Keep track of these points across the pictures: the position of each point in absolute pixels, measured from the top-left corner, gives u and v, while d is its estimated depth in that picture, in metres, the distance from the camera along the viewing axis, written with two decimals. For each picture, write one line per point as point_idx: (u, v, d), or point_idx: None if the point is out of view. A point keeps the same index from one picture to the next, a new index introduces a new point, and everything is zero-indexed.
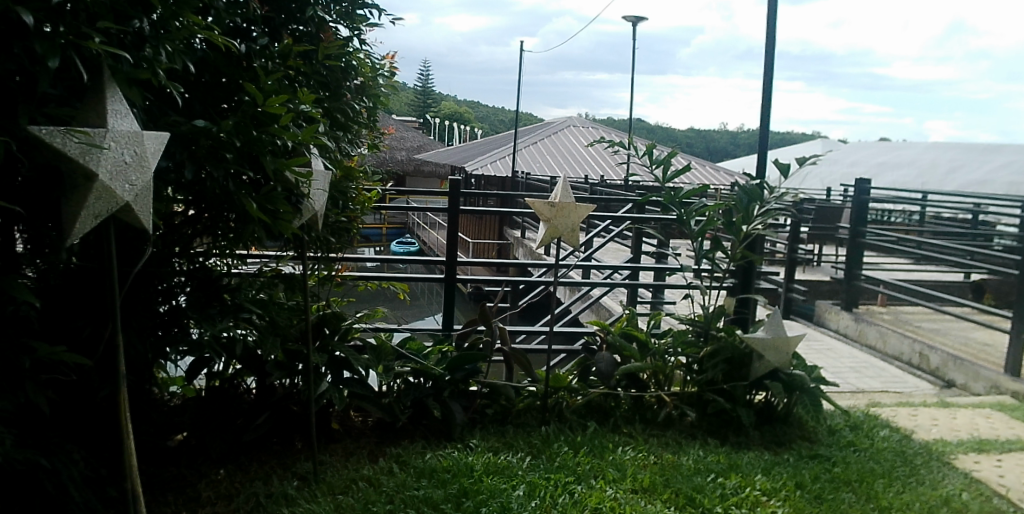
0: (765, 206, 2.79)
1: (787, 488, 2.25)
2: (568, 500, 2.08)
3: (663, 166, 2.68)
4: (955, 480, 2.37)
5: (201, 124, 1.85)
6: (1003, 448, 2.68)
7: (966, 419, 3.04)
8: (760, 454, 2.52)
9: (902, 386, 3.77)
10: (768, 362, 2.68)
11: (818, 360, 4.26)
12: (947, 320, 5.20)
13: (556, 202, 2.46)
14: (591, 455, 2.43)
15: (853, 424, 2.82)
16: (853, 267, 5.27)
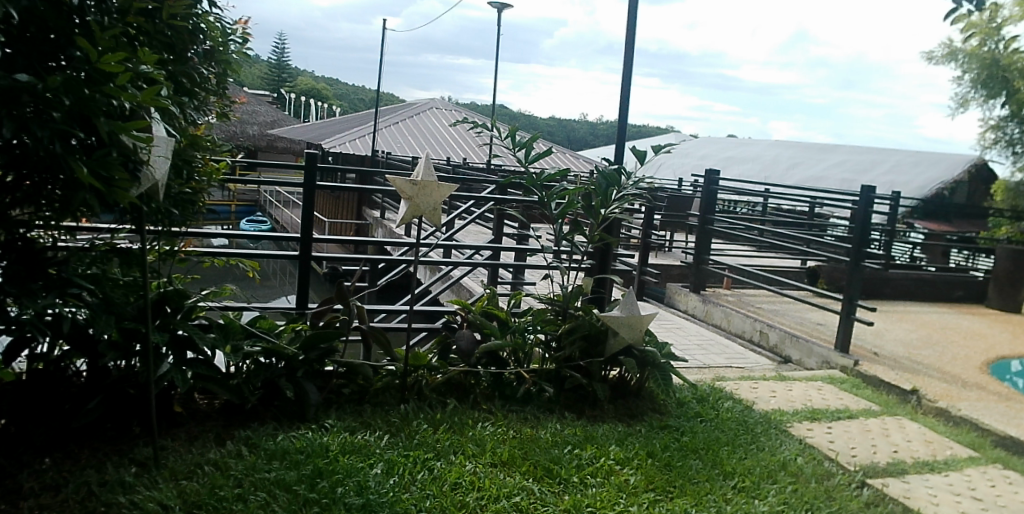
0: (622, 191, 2.85)
1: (638, 457, 2.39)
2: (427, 476, 2.13)
3: (527, 149, 2.59)
4: (791, 446, 2.58)
5: (25, 77, 1.65)
6: (832, 417, 2.96)
7: (801, 391, 3.33)
8: (614, 426, 2.63)
9: (743, 361, 4.08)
10: (622, 339, 2.72)
11: (668, 337, 4.53)
12: (785, 302, 5.68)
13: (419, 181, 2.43)
14: (450, 432, 2.45)
15: (699, 396, 3.02)
16: (701, 253, 5.64)
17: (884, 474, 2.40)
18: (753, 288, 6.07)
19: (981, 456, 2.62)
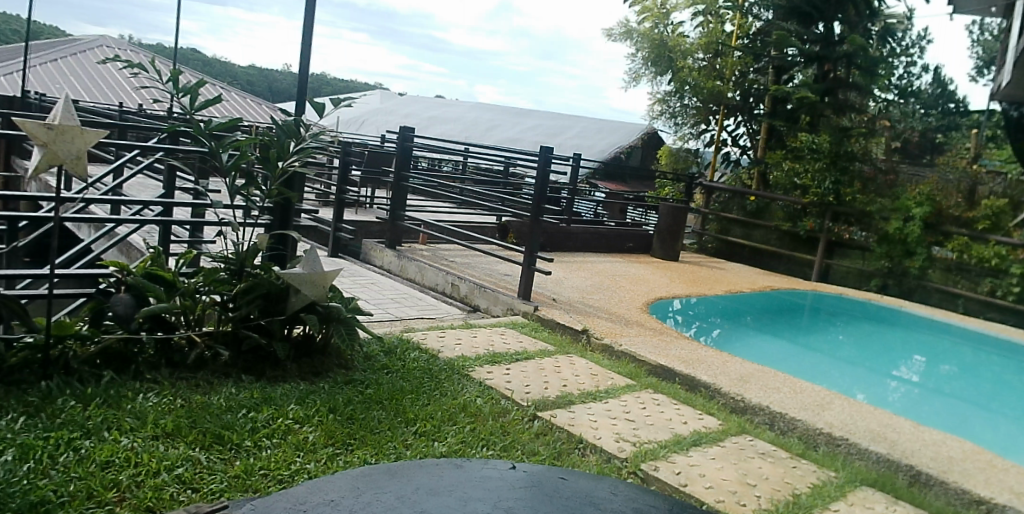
0: (301, 143, 2.76)
1: (320, 414, 2.32)
2: (71, 458, 1.83)
3: (191, 94, 2.57)
4: (472, 389, 2.66)
5: None
6: (511, 359, 3.08)
7: (485, 336, 3.42)
8: (295, 385, 2.53)
9: (434, 311, 4.06)
10: (304, 296, 2.63)
11: (360, 294, 4.23)
12: (478, 257, 5.70)
13: (55, 124, 2.16)
14: (104, 407, 2.17)
15: (388, 349, 3.01)
16: (397, 207, 5.37)
17: (553, 407, 2.59)
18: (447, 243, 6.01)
19: (636, 382, 3.00)
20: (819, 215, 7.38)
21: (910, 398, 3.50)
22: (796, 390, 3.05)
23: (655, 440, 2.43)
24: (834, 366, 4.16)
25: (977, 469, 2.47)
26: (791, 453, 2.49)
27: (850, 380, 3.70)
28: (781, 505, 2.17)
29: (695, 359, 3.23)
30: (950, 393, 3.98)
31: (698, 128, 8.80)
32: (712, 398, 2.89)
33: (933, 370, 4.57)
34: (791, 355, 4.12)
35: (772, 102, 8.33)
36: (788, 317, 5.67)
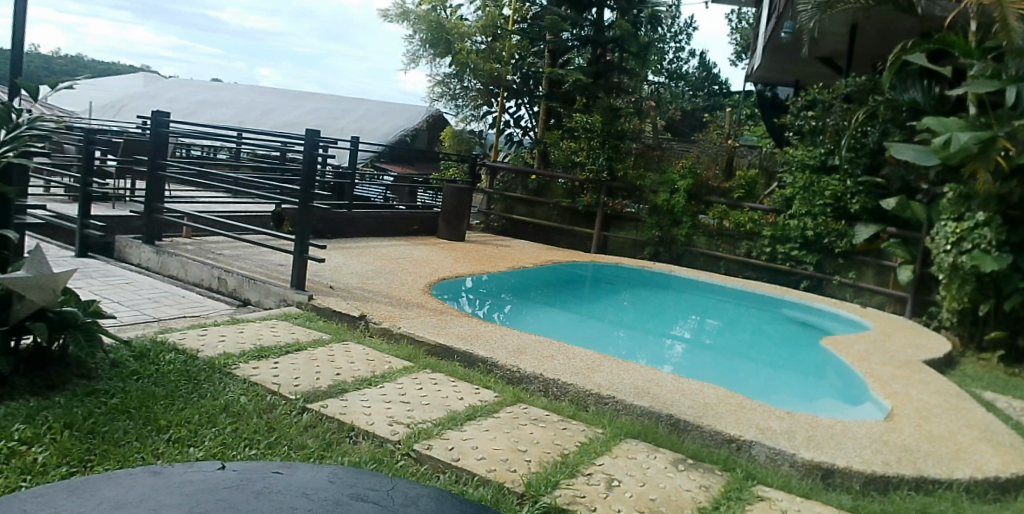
0: (14, 130, 2.49)
1: (52, 431, 2.04)
2: None
3: None
4: (234, 387, 2.51)
5: None
6: (279, 352, 2.94)
7: (252, 330, 3.23)
8: (22, 403, 2.23)
9: (198, 309, 3.77)
10: (32, 302, 2.33)
11: (110, 297, 3.75)
12: (251, 248, 5.34)
13: None
14: None
15: (139, 354, 2.75)
16: (155, 198, 4.83)
17: (323, 397, 2.54)
18: (214, 237, 5.50)
19: (413, 363, 3.03)
20: (595, 191, 8.45)
21: (684, 360, 4.04)
22: (570, 355, 3.30)
23: (430, 420, 2.45)
24: (614, 333, 4.59)
25: (728, 409, 2.86)
26: (564, 416, 2.67)
27: (630, 348, 4.13)
28: (548, 467, 2.27)
29: (471, 335, 3.37)
30: (715, 347, 4.65)
31: (478, 110, 9.64)
32: (489, 373, 2.99)
33: (702, 327, 5.29)
34: (578, 330, 4.48)
35: (548, 85, 9.42)
36: (578, 292, 6.18)
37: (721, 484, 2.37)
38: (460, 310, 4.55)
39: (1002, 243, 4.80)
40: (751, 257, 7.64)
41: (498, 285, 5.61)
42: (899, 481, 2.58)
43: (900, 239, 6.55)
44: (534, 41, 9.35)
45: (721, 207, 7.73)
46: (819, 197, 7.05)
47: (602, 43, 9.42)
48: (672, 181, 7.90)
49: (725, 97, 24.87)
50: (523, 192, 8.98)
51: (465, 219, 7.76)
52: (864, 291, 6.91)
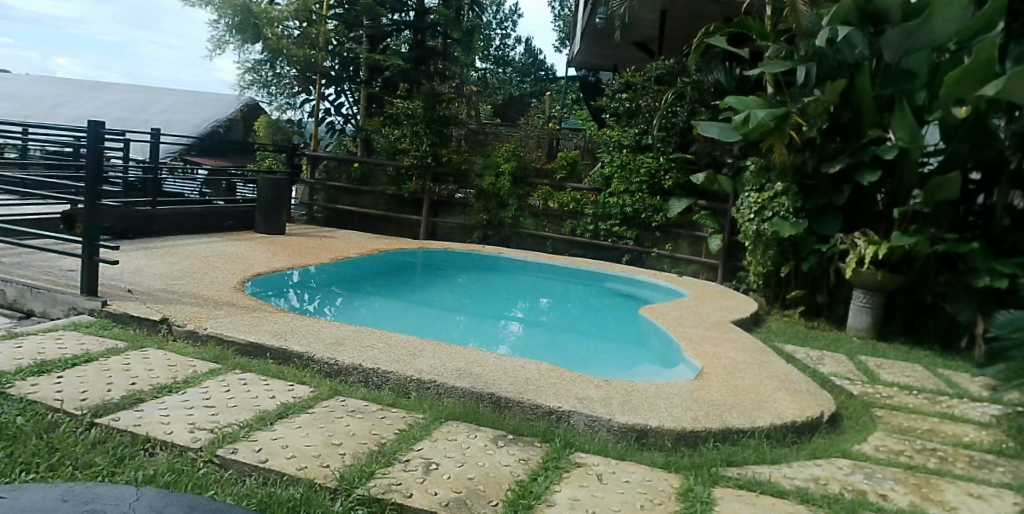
0: None
1: None
2: None
3: None
4: (10, 409, 2.31)
5: None
6: (63, 365, 2.76)
7: (33, 345, 3.01)
8: None
9: None
10: None
11: None
12: (34, 255, 4.90)
13: None
14: None
15: None
16: None
17: (115, 410, 2.40)
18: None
19: (222, 365, 3.02)
20: (421, 178, 9.30)
21: (517, 334, 4.98)
22: (390, 344, 3.47)
23: (237, 423, 2.40)
24: (455, 317, 5.43)
25: (548, 384, 3.04)
26: (382, 406, 2.74)
27: (471, 330, 4.99)
28: (363, 458, 2.25)
29: (285, 330, 3.53)
30: (546, 321, 5.70)
31: (294, 100, 10.43)
32: (306, 368, 3.14)
33: (535, 306, 6.33)
34: (420, 318, 5.21)
35: (368, 71, 10.43)
36: (411, 284, 6.91)
37: (540, 456, 2.45)
38: (284, 305, 5.18)
39: (800, 209, 5.98)
40: (576, 236, 8.86)
41: (327, 279, 6.43)
42: (708, 435, 2.79)
43: (710, 211, 7.98)
44: (351, 27, 10.32)
45: (545, 189, 8.95)
46: (635, 175, 8.28)
47: (421, 29, 10.55)
48: (496, 164, 8.99)
49: (540, 90, 27.22)
50: (346, 180, 9.73)
51: (283, 212, 8.10)
52: (680, 260, 8.29)
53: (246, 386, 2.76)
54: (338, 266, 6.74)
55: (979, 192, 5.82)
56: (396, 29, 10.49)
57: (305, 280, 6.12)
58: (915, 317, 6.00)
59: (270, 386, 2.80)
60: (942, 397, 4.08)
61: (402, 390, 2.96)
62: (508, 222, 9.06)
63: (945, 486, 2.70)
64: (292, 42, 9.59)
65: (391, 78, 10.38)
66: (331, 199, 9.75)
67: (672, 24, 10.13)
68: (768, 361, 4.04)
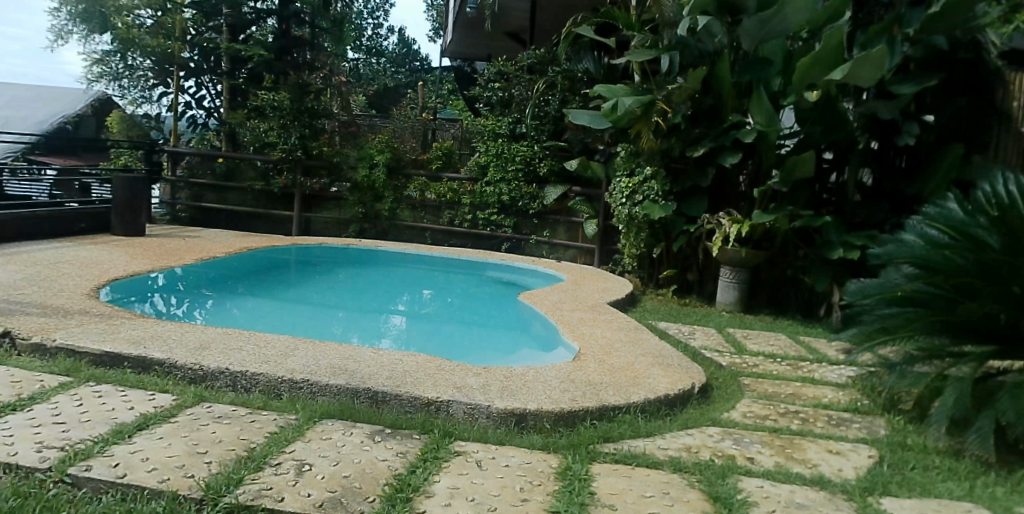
0: None
1: None
2: None
3: None
4: None
5: None
6: None
7: None
8: None
9: None
10: None
11: None
12: None
13: None
14: None
15: None
16: None
17: None
18: None
19: (74, 379, 2.92)
20: (290, 172, 9.82)
21: (398, 328, 5.26)
22: (260, 346, 3.50)
23: (89, 439, 2.29)
24: (335, 314, 5.60)
25: (426, 377, 3.14)
26: (251, 409, 2.75)
27: (352, 326, 5.21)
28: (230, 465, 2.18)
29: (146, 337, 3.50)
30: (428, 312, 6.03)
31: (149, 93, 10.58)
32: (168, 375, 3.12)
33: (417, 299, 6.62)
34: (299, 317, 5.34)
35: (230, 63, 10.60)
36: (286, 283, 6.93)
37: (418, 448, 2.47)
38: (151, 309, 5.15)
39: (667, 193, 6.74)
40: (454, 225, 9.60)
41: (194, 281, 6.36)
42: (584, 414, 2.92)
43: (585, 197, 8.78)
44: (210, 16, 10.45)
45: (422, 181, 9.62)
46: (511, 163, 9.02)
47: (286, 17, 10.74)
48: (370, 156, 9.56)
49: (418, 81, 27.49)
50: (211, 177, 10.15)
51: (141, 210, 8.14)
52: (558, 245, 9.12)
53: (100, 399, 2.70)
54: (206, 267, 6.67)
55: (831, 170, 6.39)
56: (259, 18, 10.65)
57: (172, 283, 6.04)
58: (779, 290, 6.62)
59: (128, 397, 2.76)
60: (804, 363, 4.52)
61: (274, 391, 3.00)
62: (385, 215, 9.69)
63: (806, 445, 2.93)
64: (144, 33, 9.87)
65: (255, 69, 10.58)
66: (195, 197, 10.21)
67: (541, 9, 10.69)
68: (641, 338, 4.53)
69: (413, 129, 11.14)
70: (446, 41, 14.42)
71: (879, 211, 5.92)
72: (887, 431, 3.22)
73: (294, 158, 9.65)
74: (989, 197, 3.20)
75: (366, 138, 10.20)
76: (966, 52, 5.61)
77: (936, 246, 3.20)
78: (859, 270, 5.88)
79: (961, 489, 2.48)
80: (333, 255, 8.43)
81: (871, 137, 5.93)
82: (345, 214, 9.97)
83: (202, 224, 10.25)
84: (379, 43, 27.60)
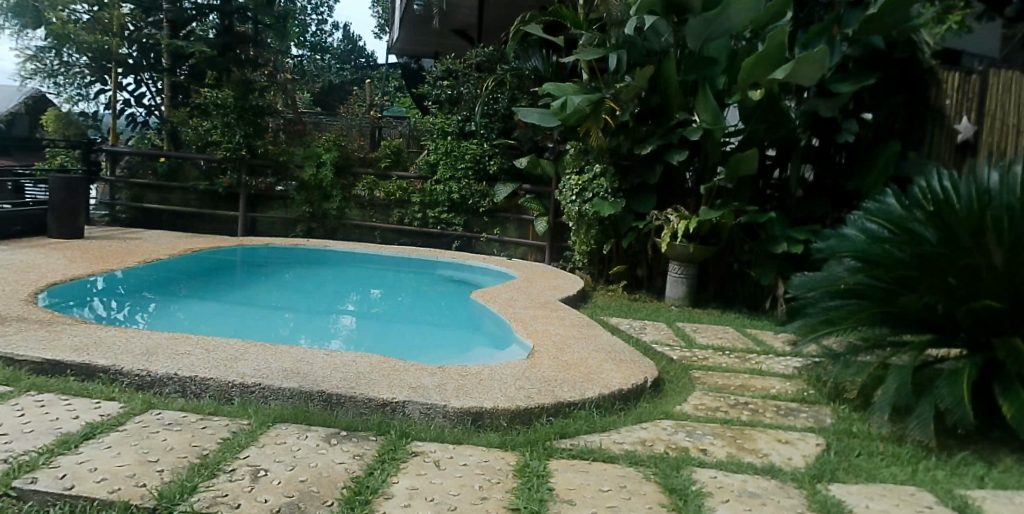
0: None
1: None
2: None
3: None
4: None
5: None
6: None
7: None
8: None
9: None
10: None
11: None
12: None
13: None
14: None
15: None
16: None
17: None
18: None
19: (14, 389, 2.83)
20: (235, 172, 9.62)
21: (349, 328, 5.22)
22: (207, 350, 3.43)
23: (33, 450, 2.23)
24: (283, 316, 5.52)
25: (381, 378, 3.15)
26: (202, 415, 2.71)
27: (301, 327, 5.14)
28: (183, 472, 2.14)
29: (89, 344, 3.39)
30: (378, 311, 6.01)
31: (86, 90, 10.27)
32: (114, 382, 3.04)
33: (367, 298, 6.58)
34: (246, 319, 5.25)
35: (171, 59, 10.39)
36: (232, 284, 6.78)
37: (375, 449, 2.48)
38: (92, 313, 5.00)
39: (616, 190, 6.80)
40: (404, 224, 9.56)
41: (136, 284, 6.17)
42: (541, 411, 2.97)
43: (535, 195, 8.85)
44: (149, 11, 10.33)
45: (370, 179, 9.56)
46: (461, 160, 9.04)
47: (228, 13, 10.52)
48: (316, 155, 9.48)
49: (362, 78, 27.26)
50: (152, 176, 9.89)
51: (79, 213, 7.88)
52: (508, 243, 9.19)
53: (43, 409, 2.63)
54: (148, 269, 6.48)
55: (774, 167, 6.59)
56: (200, 13, 10.43)
57: (112, 286, 5.85)
58: (725, 283, 6.84)
59: (72, 405, 2.69)
60: (751, 355, 4.67)
61: (225, 396, 2.96)
62: (333, 213, 9.59)
63: (757, 435, 3.04)
64: (81, 28, 9.50)
65: (196, 66, 10.37)
66: (136, 197, 9.91)
67: (488, 7, 10.74)
68: (594, 334, 4.61)
69: (359, 127, 11.18)
70: (392, 37, 14.27)
71: (821, 206, 6.14)
72: (833, 419, 3.36)
73: (239, 157, 9.43)
74: (925, 192, 3.40)
75: (312, 136, 10.13)
76: (901, 52, 5.94)
77: (878, 241, 3.33)
78: (803, 263, 6.11)
79: (904, 474, 2.62)
80: (280, 255, 8.33)
81: (813, 135, 6.14)
82: (292, 214, 9.82)
83: (143, 225, 9.96)
84: (323, 39, 27.21)
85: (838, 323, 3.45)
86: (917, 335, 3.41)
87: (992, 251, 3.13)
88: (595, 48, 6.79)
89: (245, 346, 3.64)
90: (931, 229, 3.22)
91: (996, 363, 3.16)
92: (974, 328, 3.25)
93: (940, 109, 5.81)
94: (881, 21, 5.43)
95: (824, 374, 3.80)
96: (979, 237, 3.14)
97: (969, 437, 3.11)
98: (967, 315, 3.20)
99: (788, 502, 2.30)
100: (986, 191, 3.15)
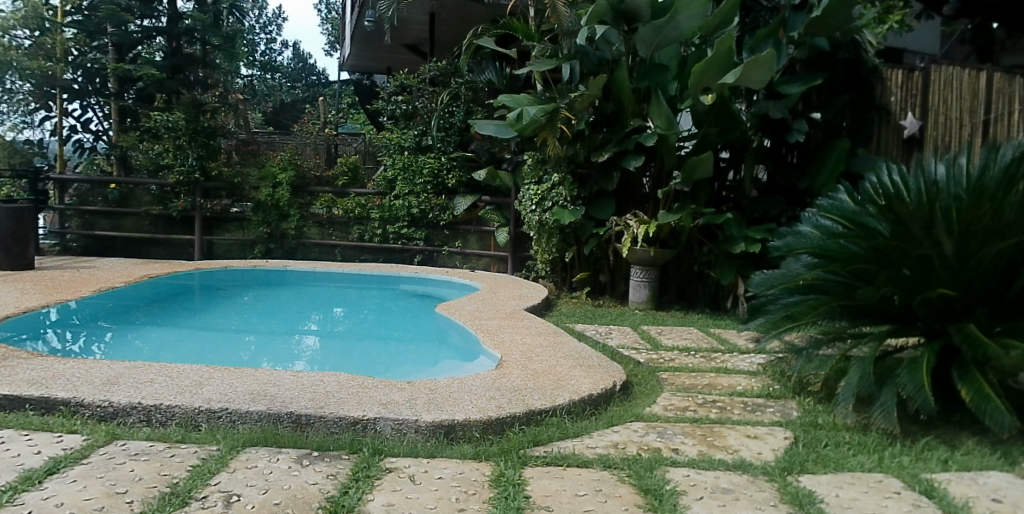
0: None
1: None
2: None
3: None
4: None
5: None
6: None
7: None
8: None
9: None
10: None
11: None
12: None
13: None
14: None
15: None
16: None
17: None
18: None
19: None
20: (189, 195, 9.43)
21: (312, 349, 5.12)
22: (171, 378, 3.35)
23: None
24: (245, 339, 5.41)
25: (350, 396, 3.11)
26: (169, 443, 2.64)
27: (263, 350, 5.03)
28: (153, 502, 2.09)
29: (46, 377, 3.27)
30: (342, 329, 5.96)
31: (31, 117, 9.88)
32: (76, 414, 2.94)
33: (329, 317, 6.50)
34: (206, 344, 5.12)
35: (118, 83, 10.16)
36: (190, 310, 6.62)
37: (348, 468, 2.45)
38: (50, 346, 4.85)
39: (575, 197, 6.91)
40: (365, 240, 9.53)
41: (90, 314, 5.94)
42: (512, 419, 2.97)
43: (495, 206, 8.88)
44: (94, 35, 9.95)
45: (328, 197, 9.50)
46: (420, 176, 9.02)
47: (176, 35, 10.34)
48: (271, 175, 9.35)
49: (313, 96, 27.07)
50: (104, 203, 9.62)
51: (29, 243, 7.63)
52: (470, 255, 9.23)
53: (2, 446, 2.53)
54: (102, 298, 6.26)
55: (729, 168, 6.70)
56: (146, 36, 10.19)
57: (65, 318, 5.65)
58: (688, 284, 6.96)
59: (34, 441, 2.60)
60: (716, 354, 4.77)
61: (191, 423, 2.89)
62: (291, 233, 9.48)
63: (726, 432, 3.10)
64: (23, 54, 9.29)
65: (145, 89, 10.15)
66: (87, 225, 9.62)
67: (441, 21, 10.78)
68: (560, 341, 4.64)
69: (314, 145, 11.07)
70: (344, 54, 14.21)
71: (776, 205, 6.31)
72: (799, 412, 3.44)
73: (192, 180, 9.26)
74: (876, 187, 3.55)
75: (265, 155, 9.99)
76: (846, 52, 6.14)
77: (833, 237, 3.47)
78: (762, 261, 6.24)
79: (871, 462, 2.71)
80: (237, 277, 8.22)
81: (764, 136, 6.30)
82: (249, 235, 9.70)
83: (95, 253, 9.66)
84: (270, 57, 27.10)
85: (798, 318, 3.52)
86: (875, 325, 3.53)
87: (945, 242, 3.21)
88: (547, 58, 6.86)
89: (214, 370, 3.56)
90: (883, 222, 3.36)
91: (953, 349, 3.30)
92: (929, 317, 3.41)
93: (884, 106, 6.12)
94: (826, 23, 5.61)
95: (787, 369, 3.90)
96: (931, 229, 3.22)
97: (931, 423, 3.23)
98: (922, 305, 3.34)
99: (760, 496, 2.35)
100: (934, 183, 3.28)
